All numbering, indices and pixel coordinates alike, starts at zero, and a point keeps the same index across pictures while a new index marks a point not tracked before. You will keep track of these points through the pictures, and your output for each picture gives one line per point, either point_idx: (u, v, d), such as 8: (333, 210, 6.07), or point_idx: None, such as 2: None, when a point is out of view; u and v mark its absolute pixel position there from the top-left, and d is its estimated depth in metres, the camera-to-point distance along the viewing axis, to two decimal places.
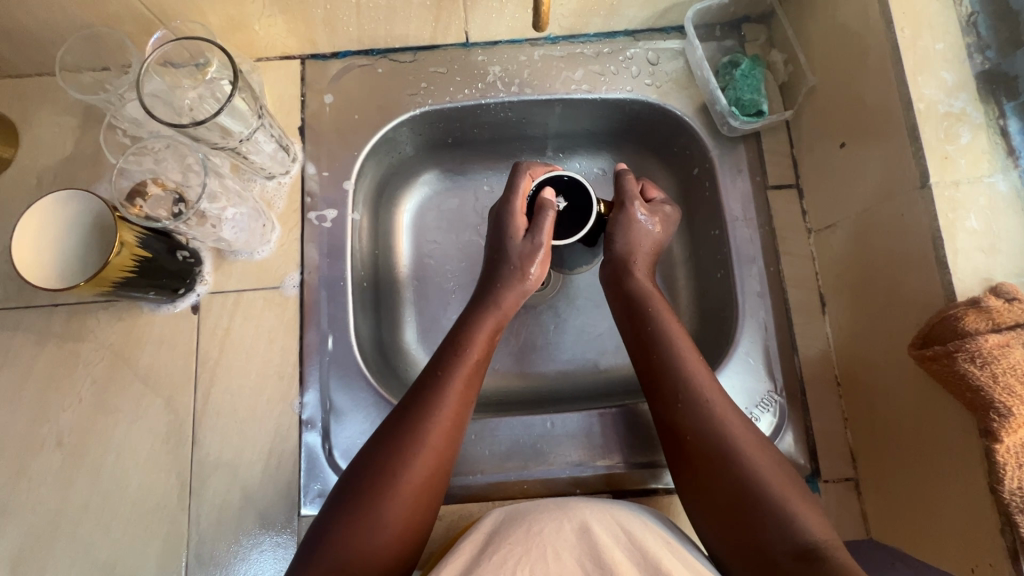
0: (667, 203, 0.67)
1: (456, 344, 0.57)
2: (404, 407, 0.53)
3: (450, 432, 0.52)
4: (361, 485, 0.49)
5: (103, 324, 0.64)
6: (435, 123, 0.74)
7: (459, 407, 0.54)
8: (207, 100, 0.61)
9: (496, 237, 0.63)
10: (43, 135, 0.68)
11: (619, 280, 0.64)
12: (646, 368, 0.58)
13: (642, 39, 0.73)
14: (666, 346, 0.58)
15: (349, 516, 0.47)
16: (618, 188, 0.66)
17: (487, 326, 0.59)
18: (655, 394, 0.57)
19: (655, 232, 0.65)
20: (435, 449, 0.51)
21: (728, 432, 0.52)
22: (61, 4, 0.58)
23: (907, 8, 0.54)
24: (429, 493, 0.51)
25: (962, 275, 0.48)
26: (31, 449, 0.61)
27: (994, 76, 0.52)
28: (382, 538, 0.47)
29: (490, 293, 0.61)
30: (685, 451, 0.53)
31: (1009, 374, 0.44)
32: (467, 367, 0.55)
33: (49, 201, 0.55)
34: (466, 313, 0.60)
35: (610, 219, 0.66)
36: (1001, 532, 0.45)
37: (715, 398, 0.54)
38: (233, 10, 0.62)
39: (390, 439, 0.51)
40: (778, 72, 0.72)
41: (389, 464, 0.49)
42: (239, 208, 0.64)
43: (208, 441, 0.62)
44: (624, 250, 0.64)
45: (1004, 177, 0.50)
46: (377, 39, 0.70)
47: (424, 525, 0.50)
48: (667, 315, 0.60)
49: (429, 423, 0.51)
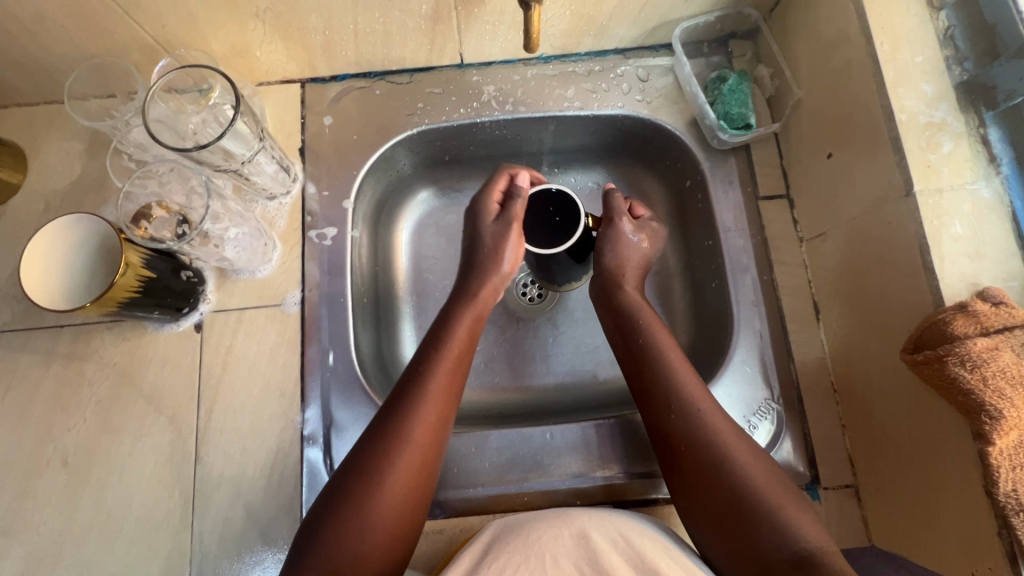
0: (654, 220, 0.69)
1: (437, 339, 0.58)
2: (388, 407, 0.53)
3: (435, 429, 0.53)
4: (348, 488, 0.49)
5: (108, 344, 0.65)
6: (432, 141, 0.76)
7: (444, 402, 0.55)
8: (210, 124, 0.63)
9: (471, 226, 0.65)
10: (51, 161, 0.70)
11: (612, 293, 0.65)
12: (637, 381, 0.59)
13: (633, 57, 0.75)
14: (656, 358, 0.59)
15: (337, 519, 0.48)
16: (607, 206, 0.68)
17: (467, 320, 0.60)
18: (648, 405, 0.57)
19: (643, 247, 0.66)
20: (420, 447, 0.52)
21: (720, 443, 0.52)
22: (70, 36, 0.60)
23: (886, 23, 0.56)
24: (417, 493, 0.51)
25: (949, 280, 0.49)
26: (36, 469, 0.62)
27: (973, 87, 0.53)
28: (371, 538, 0.48)
29: (467, 285, 0.63)
30: (680, 460, 0.53)
31: (998, 377, 0.44)
32: (448, 363, 0.56)
33: (60, 224, 0.57)
34: (447, 309, 0.61)
35: (599, 233, 0.67)
36: (999, 535, 0.46)
37: (705, 406, 0.55)
38: (236, 37, 0.65)
39: (375, 439, 0.51)
40: (765, 86, 0.74)
41: (375, 464, 0.50)
42: (240, 228, 0.65)
43: (210, 459, 0.63)
44: (614, 264, 0.65)
45: (986, 184, 0.51)
46: (374, 62, 0.72)
47: (413, 526, 0.51)
48: (657, 327, 0.61)
49: (413, 421, 0.52)
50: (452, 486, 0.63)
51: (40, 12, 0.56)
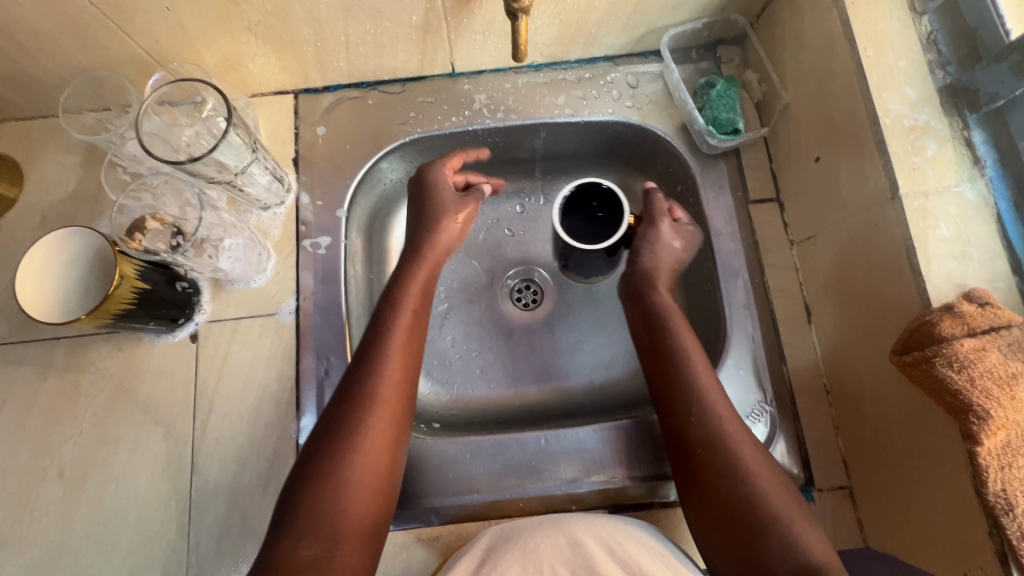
0: (691, 224, 0.70)
1: (392, 297, 0.60)
2: (350, 375, 0.55)
3: (399, 384, 0.55)
4: (321, 453, 0.50)
5: (104, 355, 0.66)
6: (425, 150, 0.76)
7: (403, 364, 0.56)
8: (203, 136, 0.64)
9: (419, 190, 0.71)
10: (46, 174, 0.71)
11: (643, 292, 0.66)
12: (659, 381, 0.59)
13: (623, 64, 0.76)
14: (679, 358, 0.59)
15: (315, 494, 0.48)
16: (648, 205, 0.69)
17: (418, 275, 0.63)
18: (666, 406, 0.58)
19: (677, 247, 0.67)
20: (388, 403, 0.53)
21: (738, 455, 0.52)
22: (64, 51, 0.61)
23: (869, 29, 0.56)
24: (389, 451, 0.52)
25: (936, 282, 0.50)
26: (32, 480, 0.62)
27: (957, 91, 0.54)
28: (350, 499, 0.49)
29: (418, 243, 0.65)
30: (695, 461, 0.54)
31: (985, 377, 0.45)
32: (405, 318, 0.59)
33: (49, 241, 0.57)
34: (401, 266, 0.64)
35: (637, 233, 0.69)
36: (990, 535, 0.46)
37: (726, 415, 0.55)
38: (228, 50, 0.65)
39: (341, 405, 0.52)
40: (753, 90, 0.74)
41: (347, 424, 0.51)
42: (235, 239, 0.67)
43: (206, 468, 0.63)
44: (649, 265, 0.66)
45: (971, 186, 0.52)
46: (366, 73, 0.73)
47: (392, 487, 0.52)
48: (686, 331, 0.62)
49: (376, 378, 0.54)
50: (447, 493, 0.63)
51: (34, 28, 0.57)
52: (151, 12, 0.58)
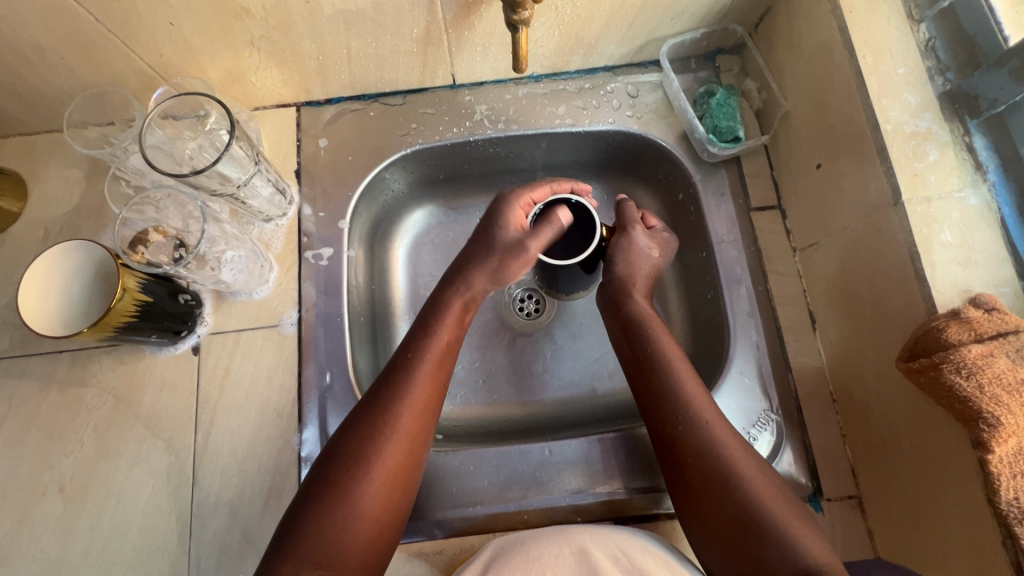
0: (665, 230, 0.70)
1: (425, 327, 0.59)
2: (374, 395, 0.54)
3: (421, 415, 0.54)
4: (336, 472, 0.50)
5: (106, 368, 0.66)
6: (425, 161, 0.77)
7: (430, 389, 0.55)
8: (207, 149, 0.64)
9: (493, 220, 0.63)
10: (50, 188, 0.71)
11: (622, 301, 0.65)
12: (645, 391, 0.59)
13: (622, 74, 0.77)
14: (662, 368, 0.59)
15: (323, 511, 0.48)
16: (620, 215, 0.69)
17: (457, 307, 0.60)
18: (655, 416, 0.57)
19: (654, 256, 0.67)
20: (407, 434, 0.52)
21: (727, 460, 0.52)
22: (69, 67, 0.62)
23: (868, 37, 0.57)
24: (404, 480, 0.52)
25: (941, 287, 0.49)
26: (32, 496, 0.62)
27: (957, 97, 0.54)
28: (358, 526, 0.48)
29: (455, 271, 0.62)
30: (684, 471, 0.53)
31: (994, 384, 0.44)
32: (435, 349, 0.57)
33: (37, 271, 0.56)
34: (437, 294, 0.62)
35: (612, 243, 0.68)
36: (1003, 545, 0.45)
37: (714, 421, 0.55)
38: (231, 64, 0.66)
39: (362, 426, 0.52)
40: (753, 98, 0.75)
41: (364, 451, 0.50)
42: (237, 250, 0.67)
43: (207, 482, 0.63)
44: (624, 273, 0.66)
45: (974, 191, 0.52)
46: (368, 85, 0.74)
47: (400, 514, 0.52)
48: (668, 338, 0.61)
49: (398, 405, 0.53)
50: (451, 505, 0.62)
51: (40, 45, 0.58)
52: (155, 28, 0.58)
